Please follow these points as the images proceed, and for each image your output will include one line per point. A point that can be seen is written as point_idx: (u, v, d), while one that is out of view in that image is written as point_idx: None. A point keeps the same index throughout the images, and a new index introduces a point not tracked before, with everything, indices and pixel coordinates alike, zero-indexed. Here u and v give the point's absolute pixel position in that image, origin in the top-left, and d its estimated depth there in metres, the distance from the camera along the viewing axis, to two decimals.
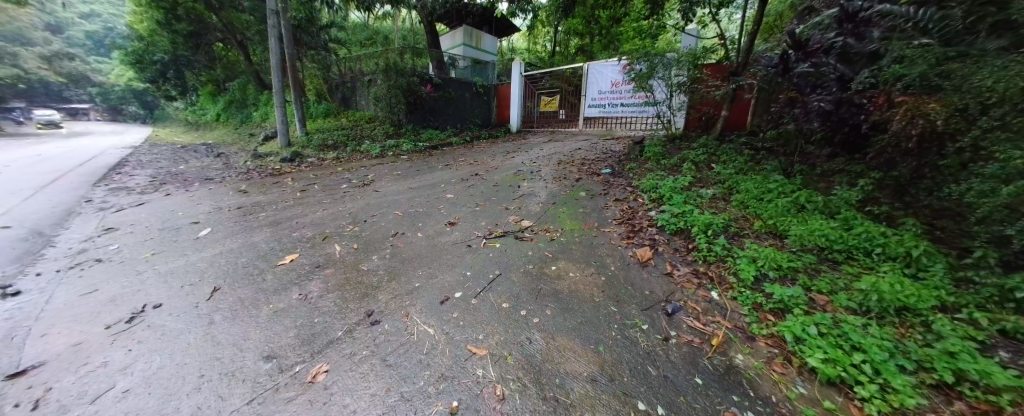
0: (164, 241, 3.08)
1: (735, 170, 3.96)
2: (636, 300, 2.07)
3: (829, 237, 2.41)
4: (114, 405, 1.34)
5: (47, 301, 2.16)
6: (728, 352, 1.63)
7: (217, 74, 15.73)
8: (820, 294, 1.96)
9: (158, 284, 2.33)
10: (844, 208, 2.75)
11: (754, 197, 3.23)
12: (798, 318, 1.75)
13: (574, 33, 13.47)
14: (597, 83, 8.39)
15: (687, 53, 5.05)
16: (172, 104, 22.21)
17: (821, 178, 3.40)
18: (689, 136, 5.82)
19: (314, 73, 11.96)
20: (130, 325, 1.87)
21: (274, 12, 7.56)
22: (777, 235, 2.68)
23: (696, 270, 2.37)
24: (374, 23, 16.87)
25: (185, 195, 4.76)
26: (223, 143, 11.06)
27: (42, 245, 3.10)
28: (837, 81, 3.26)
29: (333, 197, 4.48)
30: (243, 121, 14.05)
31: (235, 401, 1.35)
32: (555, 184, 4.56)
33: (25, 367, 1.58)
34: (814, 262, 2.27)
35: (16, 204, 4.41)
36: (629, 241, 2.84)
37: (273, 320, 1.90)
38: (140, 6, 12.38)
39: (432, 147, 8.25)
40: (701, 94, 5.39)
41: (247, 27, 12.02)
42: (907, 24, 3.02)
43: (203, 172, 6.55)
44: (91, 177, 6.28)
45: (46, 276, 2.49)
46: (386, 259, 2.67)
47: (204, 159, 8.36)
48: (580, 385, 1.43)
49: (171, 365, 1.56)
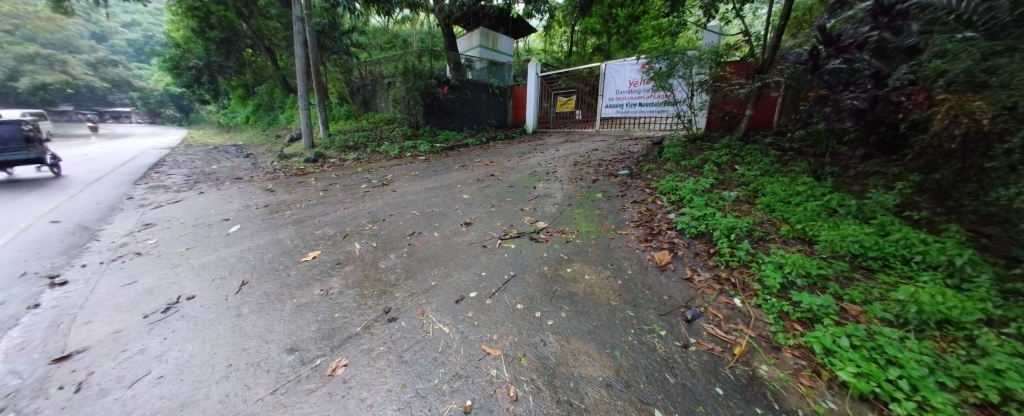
0: (198, 237, 3.26)
1: (760, 172, 3.80)
2: (654, 305, 2.03)
3: (862, 243, 2.29)
4: (149, 389, 1.42)
5: (91, 290, 2.32)
6: (751, 362, 1.57)
7: (247, 79, 16.48)
8: (853, 303, 1.86)
9: (191, 277, 2.46)
10: (879, 213, 2.61)
11: (780, 200, 3.10)
12: (829, 329, 1.66)
13: (592, 32, 13.32)
14: (614, 82, 8.22)
15: (708, 50, 4.91)
16: (204, 108, 23.52)
17: (854, 181, 3.25)
18: (711, 136, 5.64)
19: (337, 76, 12.38)
20: (165, 315, 1.99)
21: (298, 18, 7.81)
22: (806, 240, 2.56)
23: (717, 275, 2.29)
24: (393, 26, 17.20)
25: (216, 194, 5.00)
26: (251, 145, 11.60)
27: (88, 238, 3.34)
28: (872, 78, 3.04)
29: (354, 196, 4.63)
30: (271, 123, 14.72)
31: (259, 390, 1.41)
32: (571, 185, 4.52)
33: (70, 351, 1.70)
34: (846, 270, 2.15)
35: (66, 202, 4.74)
36: (647, 244, 2.79)
37: (296, 314, 1.98)
38: (178, 16, 13.09)
39: (448, 147, 8.36)
40: (724, 93, 5.18)
41: (275, 33, 12.54)
42: (949, 16, 2.76)
43: (234, 172, 6.89)
44: (133, 176, 6.70)
45: (91, 267, 2.69)
46: (404, 258, 2.73)
47: (235, 159, 8.76)
48: (594, 389, 1.41)
49: (201, 354, 1.64)
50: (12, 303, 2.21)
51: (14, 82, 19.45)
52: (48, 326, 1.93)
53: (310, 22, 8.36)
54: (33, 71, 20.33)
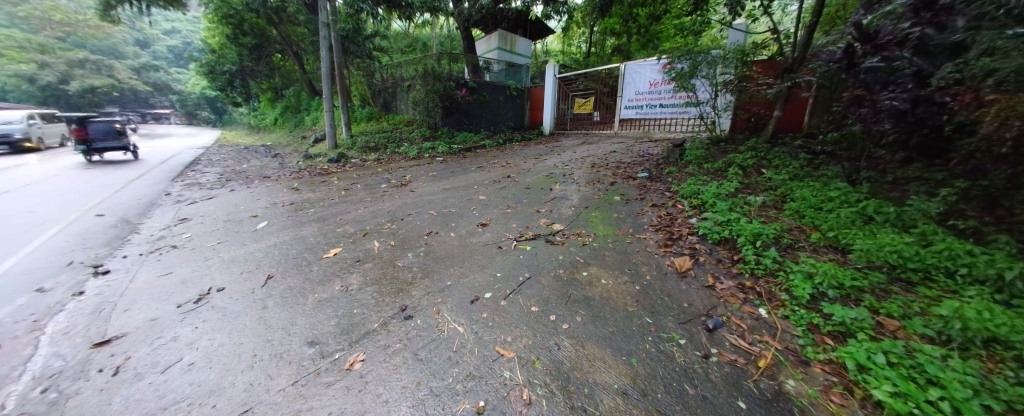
0: (228, 231, 3.43)
1: (789, 177, 3.64)
2: (673, 312, 1.97)
3: (901, 254, 2.14)
4: (181, 375, 1.51)
5: (131, 280, 2.48)
6: (776, 376, 1.50)
7: (276, 83, 17.23)
8: (891, 318, 1.74)
9: (221, 270, 2.59)
10: (921, 221, 2.44)
11: (811, 205, 2.95)
12: (863, 344, 1.56)
13: (611, 33, 13.16)
14: (634, 83, 8.08)
15: (733, 49, 4.74)
16: (236, 111, 24.74)
17: (893, 186, 3.07)
18: (735, 138, 5.44)
19: (360, 79, 12.73)
20: (197, 305, 2.10)
21: (324, 24, 8.09)
22: (839, 249, 2.42)
23: (741, 284, 2.20)
24: (414, 31, 17.59)
25: (246, 191, 5.25)
26: (278, 145, 12.10)
27: (129, 231, 3.58)
28: (913, 77, 2.80)
29: (374, 196, 4.75)
30: (297, 125, 15.33)
31: (281, 380, 1.47)
32: (588, 187, 4.47)
33: (110, 336, 1.82)
34: (883, 282, 2.02)
35: (110, 197, 5.08)
36: (667, 249, 2.71)
37: (318, 309, 2.04)
38: (214, 24, 13.84)
39: (465, 149, 8.43)
40: (750, 94, 4.99)
41: (302, 39, 13.06)
42: (999, 11, 2.41)
43: (262, 171, 7.20)
44: (171, 174, 7.12)
45: (132, 258, 2.87)
46: (421, 257, 2.77)
47: (263, 159, 9.17)
48: (609, 396, 1.39)
49: (229, 344, 1.72)
50: (61, 289, 2.40)
51: (66, 86, 21.11)
52: (91, 313, 2.08)
53: (335, 27, 8.65)
54: (84, 76, 21.99)
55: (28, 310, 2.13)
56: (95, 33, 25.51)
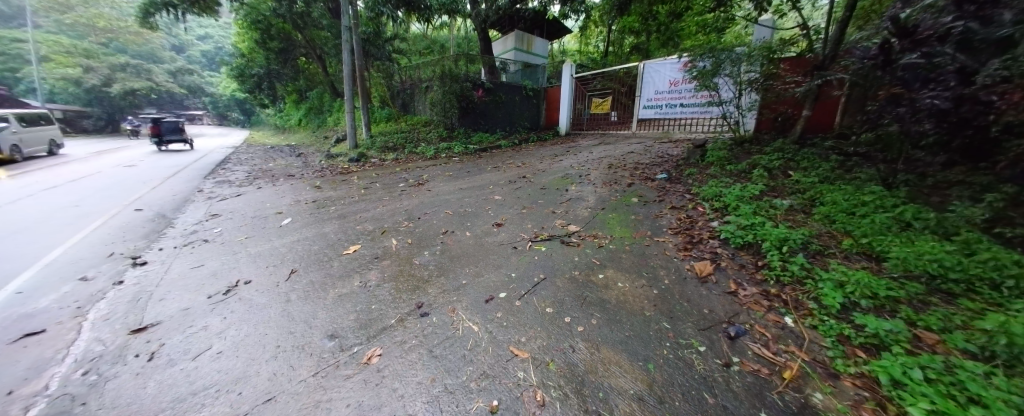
0: (255, 227, 3.58)
1: (818, 179, 3.48)
2: (693, 318, 1.92)
3: (941, 263, 2.00)
4: (211, 363, 1.59)
5: (166, 271, 2.63)
6: (803, 388, 1.43)
7: (301, 85, 17.87)
8: (929, 331, 1.63)
9: (248, 264, 2.71)
10: (964, 228, 2.28)
11: (842, 210, 2.81)
12: (898, 358, 1.47)
13: (630, 31, 12.95)
14: (653, 82, 7.91)
15: (759, 46, 4.57)
16: (263, 112, 25.83)
17: (933, 191, 2.88)
18: (761, 139, 5.23)
19: (380, 81, 13.02)
20: (226, 296, 2.20)
21: (346, 28, 8.33)
22: (872, 257, 2.29)
23: (766, 291, 2.12)
24: (432, 33, 17.87)
25: (272, 189, 5.46)
26: (302, 145, 12.54)
27: (165, 225, 3.79)
28: (956, 74, 2.60)
29: (392, 195, 4.84)
30: (320, 126, 15.85)
31: (302, 371, 1.52)
32: (604, 188, 4.41)
33: (146, 323, 1.94)
34: (921, 293, 1.89)
35: (147, 193, 5.40)
36: (687, 252, 2.64)
37: (338, 303, 2.11)
38: (243, 29, 14.48)
39: (481, 149, 8.47)
40: (776, 92, 4.79)
41: (326, 42, 13.48)
42: None
43: (287, 170, 7.48)
44: (203, 172, 7.50)
45: (167, 251, 3.05)
46: (437, 255, 2.81)
47: (288, 158, 9.53)
48: (624, 401, 1.37)
49: (254, 334, 1.80)
50: (103, 278, 2.57)
51: (108, 88, 22.35)
52: (129, 301, 2.21)
53: (356, 30, 8.88)
54: (124, 79, 23.17)
55: (73, 297, 2.29)
56: (134, 38, 27.01)
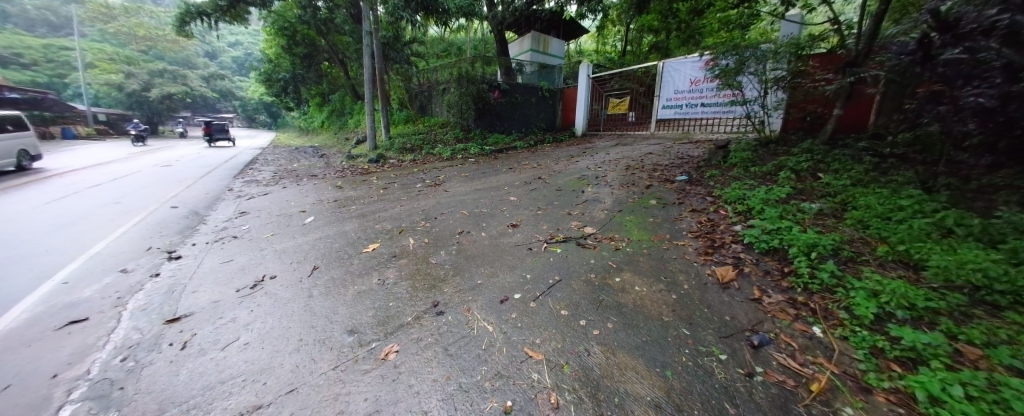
0: (280, 225, 3.73)
1: (850, 182, 3.31)
2: (713, 325, 1.86)
3: (986, 273, 1.86)
4: (238, 353, 1.66)
5: (198, 265, 2.78)
6: (832, 402, 1.36)
7: (324, 88, 18.48)
8: (972, 345, 1.52)
9: (273, 259, 2.82)
10: (1013, 235, 2.12)
11: (876, 215, 2.66)
12: (937, 373, 1.38)
13: (648, 30, 12.68)
14: (673, 82, 7.73)
15: (786, 43, 4.38)
16: (289, 115, 26.89)
17: (978, 195, 2.68)
18: (788, 139, 5.02)
19: (398, 84, 13.31)
20: (253, 290, 2.31)
21: (367, 33, 8.55)
22: (910, 265, 2.16)
23: (793, 299, 2.03)
24: (449, 35, 18.12)
25: (296, 189, 5.66)
26: (324, 147, 12.95)
27: (198, 222, 4.00)
28: (1004, 70, 2.41)
29: (409, 195, 4.93)
30: (342, 128, 16.33)
31: (323, 364, 1.57)
32: (621, 190, 4.33)
33: (179, 314, 2.05)
34: (963, 304, 1.76)
35: (181, 191, 5.71)
36: (707, 257, 2.57)
37: (357, 300, 2.17)
38: (270, 36, 15.12)
39: (497, 150, 8.52)
40: (805, 91, 4.59)
41: (348, 47, 13.89)
42: None
43: (310, 170, 7.76)
44: (233, 171, 7.87)
45: (200, 246, 3.22)
46: (453, 255, 2.84)
47: (312, 159, 9.87)
48: (640, 407, 1.34)
49: (279, 327, 1.87)
50: (141, 271, 2.74)
51: (148, 92, 23.78)
52: (165, 292, 2.35)
53: (376, 35, 9.11)
54: (162, 84, 24.58)
55: (114, 288, 2.46)
56: (172, 46, 28.66)
